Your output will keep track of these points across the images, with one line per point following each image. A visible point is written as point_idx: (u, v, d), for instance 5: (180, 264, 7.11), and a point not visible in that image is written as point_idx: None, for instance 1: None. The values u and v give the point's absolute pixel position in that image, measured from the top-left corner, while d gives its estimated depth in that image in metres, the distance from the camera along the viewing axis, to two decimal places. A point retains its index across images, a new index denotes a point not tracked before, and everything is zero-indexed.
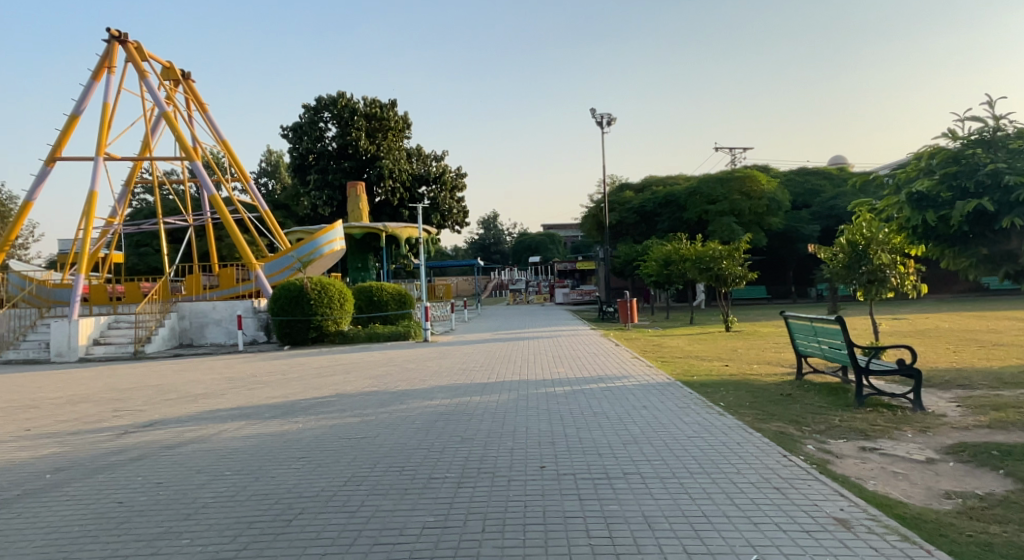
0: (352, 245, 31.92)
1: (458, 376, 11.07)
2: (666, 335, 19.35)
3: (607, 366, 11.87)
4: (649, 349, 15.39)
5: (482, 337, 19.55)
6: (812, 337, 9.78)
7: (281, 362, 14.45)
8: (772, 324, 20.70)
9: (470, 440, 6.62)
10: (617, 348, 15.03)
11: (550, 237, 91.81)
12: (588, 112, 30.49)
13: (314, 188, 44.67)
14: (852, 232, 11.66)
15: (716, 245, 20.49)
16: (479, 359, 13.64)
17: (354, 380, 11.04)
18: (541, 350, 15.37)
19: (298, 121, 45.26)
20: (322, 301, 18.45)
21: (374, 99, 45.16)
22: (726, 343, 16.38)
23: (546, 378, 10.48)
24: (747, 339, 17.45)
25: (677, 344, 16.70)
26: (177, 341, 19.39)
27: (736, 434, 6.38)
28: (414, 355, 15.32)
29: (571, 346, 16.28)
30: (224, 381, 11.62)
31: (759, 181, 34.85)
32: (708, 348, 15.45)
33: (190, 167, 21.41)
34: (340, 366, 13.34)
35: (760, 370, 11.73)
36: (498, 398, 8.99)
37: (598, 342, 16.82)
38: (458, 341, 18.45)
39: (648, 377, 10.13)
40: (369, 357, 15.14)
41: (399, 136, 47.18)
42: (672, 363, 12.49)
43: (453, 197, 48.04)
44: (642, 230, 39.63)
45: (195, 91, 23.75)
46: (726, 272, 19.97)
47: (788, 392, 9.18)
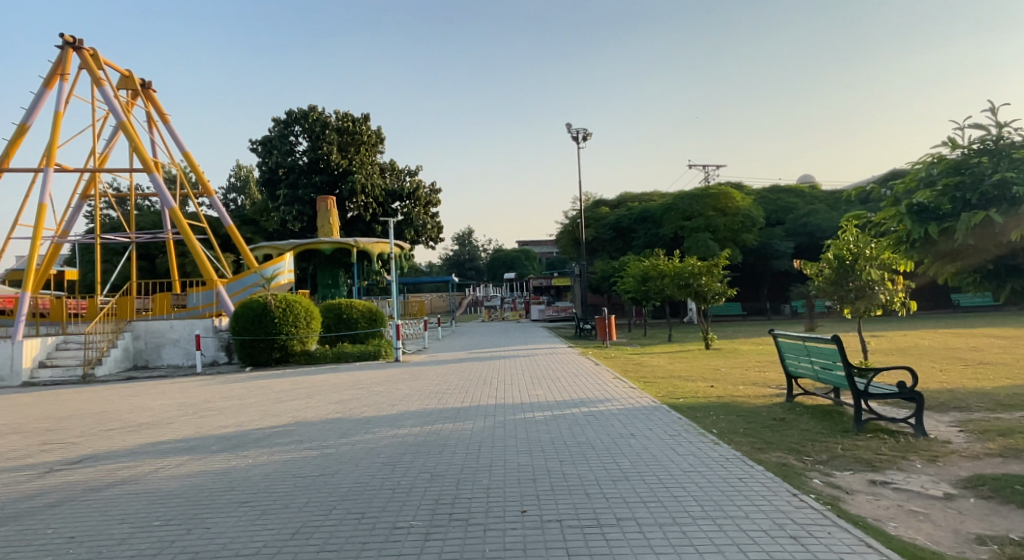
0: (322, 261, 30.91)
1: (429, 400, 10.30)
2: (646, 354, 18.79)
3: (587, 387, 11.19)
4: (631, 368, 14.77)
5: (456, 356, 18.79)
6: (803, 356, 9.23)
7: (241, 385, 13.51)
8: (752, 341, 20.33)
9: (441, 477, 5.88)
10: (597, 368, 14.39)
11: (525, 253, 91.50)
12: (564, 127, 30.20)
13: (284, 203, 43.51)
14: (839, 248, 11.28)
15: (695, 260, 20.13)
16: (452, 381, 12.87)
17: (316, 405, 10.19)
18: (518, 370, 14.68)
19: (268, 134, 44.20)
20: (286, 319, 17.56)
21: (346, 113, 44.38)
22: (708, 362, 15.88)
23: (524, 402, 9.77)
24: (729, 357, 17.00)
25: (659, 363, 16.13)
26: (130, 363, 18.22)
27: (737, 469, 5.76)
28: (383, 376, 14.49)
29: (548, 365, 15.59)
30: (174, 408, 10.66)
31: (734, 198, 34.91)
32: (692, 367, 14.91)
33: (149, 179, 20.37)
34: (304, 389, 12.46)
35: (747, 391, 11.16)
36: (472, 426, 8.27)
37: (577, 361, 16.16)
38: (431, 361, 17.65)
39: (633, 401, 9.50)
40: (336, 379, 14.28)
41: (372, 150, 46.40)
42: (655, 384, 11.87)
43: (427, 213, 47.31)
44: (618, 246, 39.36)
45: (155, 100, 22.73)
46: (705, 288, 19.55)
47: (781, 416, 8.60)
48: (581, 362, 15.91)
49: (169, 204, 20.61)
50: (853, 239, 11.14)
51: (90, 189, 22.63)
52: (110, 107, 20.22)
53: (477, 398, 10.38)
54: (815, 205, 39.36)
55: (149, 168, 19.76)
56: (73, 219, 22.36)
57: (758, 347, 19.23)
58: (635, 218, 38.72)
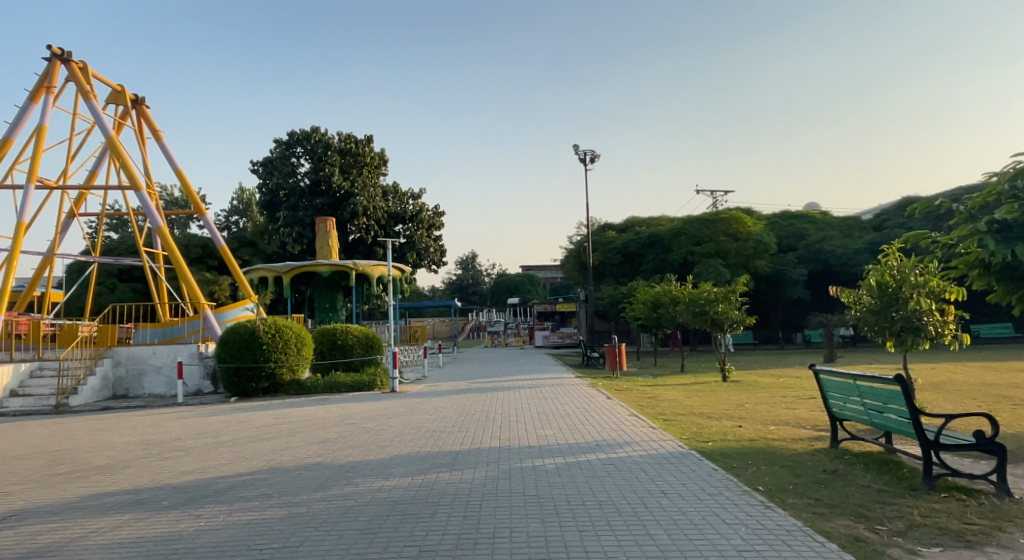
0: (320, 284, 29.87)
1: (424, 441, 9.11)
2: (659, 385, 17.60)
3: (600, 425, 10.02)
4: (646, 403, 13.58)
5: (457, 386, 17.63)
6: (852, 397, 8.09)
7: (222, 418, 12.39)
8: (772, 373, 19.12)
9: (431, 553, 4.65)
10: (609, 402, 13.21)
11: (528, 278, 90.56)
12: (571, 148, 29.44)
13: (284, 225, 42.73)
14: (881, 273, 10.25)
15: (711, 285, 19.05)
16: (452, 416, 11.68)
17: (296, 446, 9.00)
18: (524, 403, 13.50)
19: (270, 155, 43.60)
20: (276, 346, 16.44)
21: (349, 135, 43.80)
22: (729, 396, 14.66)
23: (532, 444, 8.59)
24: (750, 392, 15.81)
25: (675, 396, 14.92)
26: (109, 392, 17.06)
27: (805, 550, 4.54)
28: (377, 409, 13.34)
29: (556, 399, 14.42)
30: (138, 447, 9.47)
31: (746, 222, 33.91)
32: (712, 403, 13.71)
33: (137, 196, 19.49)
34: (288, 424, 11.32)
35: (781, 433, 9.95)
36: (473, 475, 7.05)
37: (588, 394, 14.97)
38: (430, 391, 16.49)
39: (657, 445, 8.29)
40: (326, 411, 13.14)
41: (375, 173, 45.71)
42: (676, 423, 10.65)
43: (429, 236, 46.47)
44: (625, 271, 38.30)
45: (147, 116, 22.22)
46: (722, 316, 18.40)
47: (832, 467, 7.41)
48: (592, 395, 14.71)
49: (158, 223, 19.68)
50: (896, 265, 10.17)
51: (78, 208, 21.81)
52: (98, 122, 19.50)
53: (477, 438, 9.18)
54: (828, 231, 38.35)
55: (137, 185, 18.93)
56: (58, 239, 21.54)
57: (778, 380, 18.03)
58: (644, 242, 37.79)
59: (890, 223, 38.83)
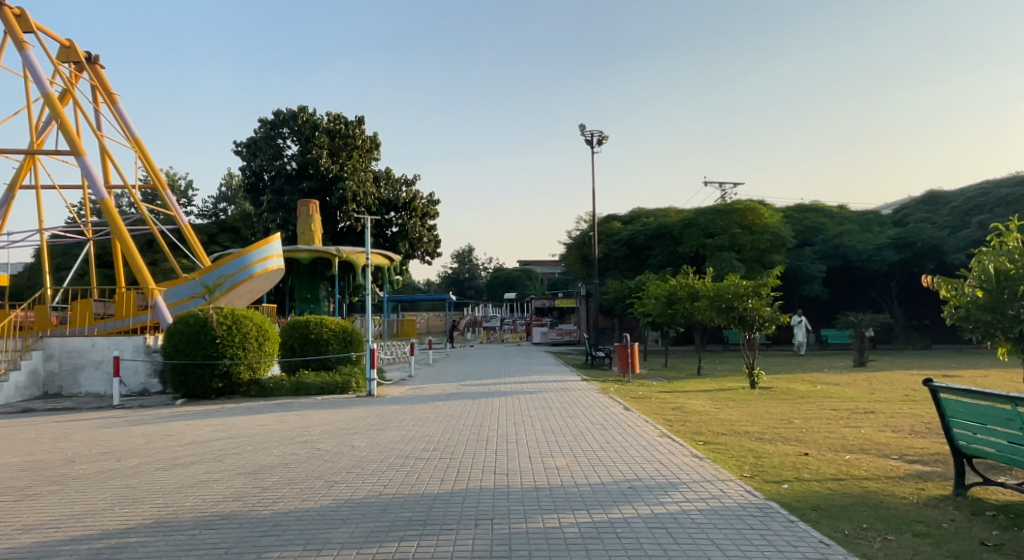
0: (301, 272, 27.32)
1: (392, 476, 6.64)
2: (680, 392, 15.21)
3: (627, 452, 7.64)
4: (673, 416, 11.20)
5: (446, 389, 15.21)
6: (994, 427, 5.66)
7: (149, 430, 9.95)
8: (807, 381, 16.73)
9: None
10: (629, 415, 10.81)
11: (525, 272, 88.39)
12: (577, 128, 26.97)
13: (269, 210, 40.24)
14: (996, 259, 7.80)
15: (740, 278, 16.66)
16: (434, 433, 9.23)
17: (216, 482, 6.56)
18: (524, 415, 11.09)
19: (254, 136, 40.97)
20: (231, 339, 13.95)
21: (339, 115, 41.14)
22: (769, 410, 12.27)
23: (539, 485, 6.13)
24: (790, 403, 13.44)
25: (705, 408, 12.52)
26: (38, 390, 14.62)
27: None
28: (344, 418, 10.94)
29: (564, 408, 11.98)
30: (7, 477, 7.04)
31: (763, 214, 31.57)
32: (752, 417, 11.35)
33: (79, 163, 17.12)
34: (225, 440, 8.89)
35: (865, 465, 7.56)
36: (455, 545, 4.60)
37: (602, 403, 12.56)
38: (413, 395, 14.08)
39: (719, 492, 5.85)
40: (284, 420, 10.75)
41: (366, 156, 43.11)
42: (725, 450, 8.20)
43: (424, 225, 44.01)
44: (631, 264, 35.95)
45: (102, 78, 19.89)
46: (752, 313, 16.03)
47: (987, 536, 4.96)
48: (608, 405, 12.31)
49: (102, 194, 17.28)
50: (1017, 249, 7.69)
51: (20, 178, 19.41)
52: (37, 78, 17.08)
53: (464, 472, 6.72)
54: (847, 226, 36.07)
55: (79, 152, 16.58)
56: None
57: (818, 389, 15.66)
58: (651, 234, 35.37)
59: (913, 218, 36.49)
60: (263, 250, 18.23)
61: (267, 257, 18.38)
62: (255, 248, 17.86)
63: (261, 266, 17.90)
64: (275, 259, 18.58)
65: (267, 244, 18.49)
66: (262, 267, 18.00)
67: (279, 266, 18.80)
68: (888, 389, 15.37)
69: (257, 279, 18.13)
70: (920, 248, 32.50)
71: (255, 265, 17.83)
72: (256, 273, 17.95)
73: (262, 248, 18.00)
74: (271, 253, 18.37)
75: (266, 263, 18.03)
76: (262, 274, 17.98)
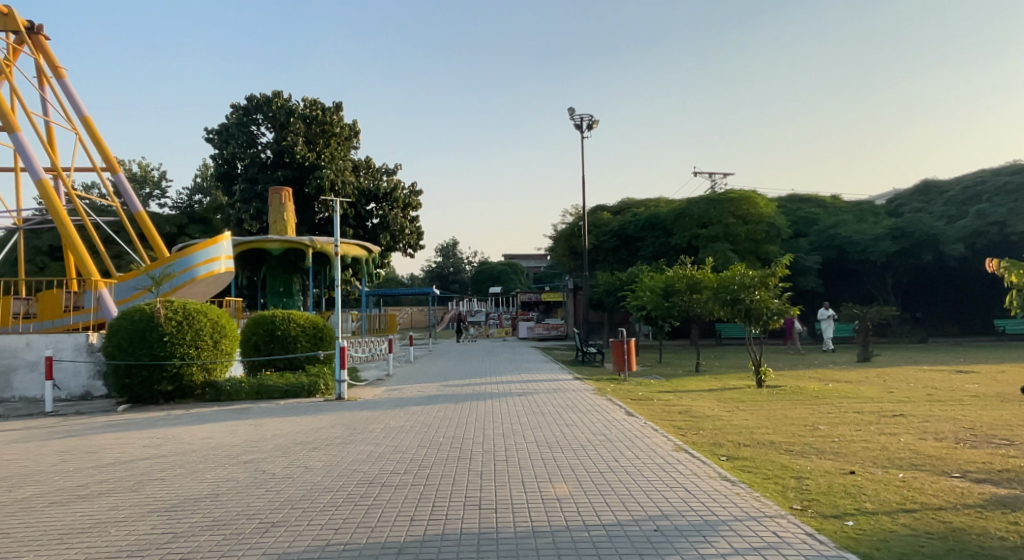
0: (272, 264, 25.59)
1: (347, 514, 5.18)
2: (682, 393, 13.91)
3: (640, 475, 6.28)
4: (681, 422, 9.86)
5: (425, 390, 13.75)
6: None
7: (71, 446, 8.40)
8: (816, 380, 15.55)
9: None
10: (632, 422, 9.42)
11: (511, 266, 87.23)
12: (566, 112, 25.52)
13: (241, 200, 38.46)
14: None
15: (745, 268, 15.36)
16: (407, 448, 7.78)
17: (119, 525, 5.05)
18: (514, 421, 9.66)
19: (225, 122, 39.03)
20: (180, 337, 12.32)
21: (316, 101, 39.28)
22: (786, 413, 10.99)
23: (538, 528, 4.70)
24: (805, 405, 12.17)
25: (714, 412, 11.19)
26: None
27: None
28: (305, 428, 9.45)
29: (558, 413, 10.56)
30: None
31: (757, 203, 30.43)
32: (769, 423, 10.05)
33: (13, 140, 15.37)
34: (153, 460, 7.38)
35: (928, 486, 6.23)
36: None
37: (600, 406, 11.21)
38: (387, 398, 12.60)
39: (773, 536, 4.44)
40: (233, 431, 9.24)
41: (345, 145, 41.30)
42: (755, 468, 6.86)
43: (405, 217, 42.34)
44: (621, 256, 34.64)
45: (47, 49, 18.11)
46: (759, 306, 14.75)
47: None
48: (607, 407, 10.92)
49: (38, 175, 15.53)
50: None
51: None
52: None
53: (440, 508, 5.27)
54: (841, 216, 35.13)
55: (11, 127, 14.84)
56: None
57: (829, 388, 14.45)
58: (641, 224, 34.15)
59: (908, 207, 35.61)
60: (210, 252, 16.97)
61: (212, 259, 17.14)
62: (198, 250, 16.59)
63: (205, 269, 16.68)
64: (220, 263, 17.37)
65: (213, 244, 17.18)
66: (204, 271, 16.77)
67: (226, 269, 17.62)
68: (904, 387, 14.22)
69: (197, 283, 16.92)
70: (918, 238, 31.57)
71: (198, 268, 16.62)
72: (198, 276, 16.72)
73: (208, 250, 16.76)
74: (218, 256, 17.15)
75: (210, 267, 16.79)
76: (205, 278, 16.78)
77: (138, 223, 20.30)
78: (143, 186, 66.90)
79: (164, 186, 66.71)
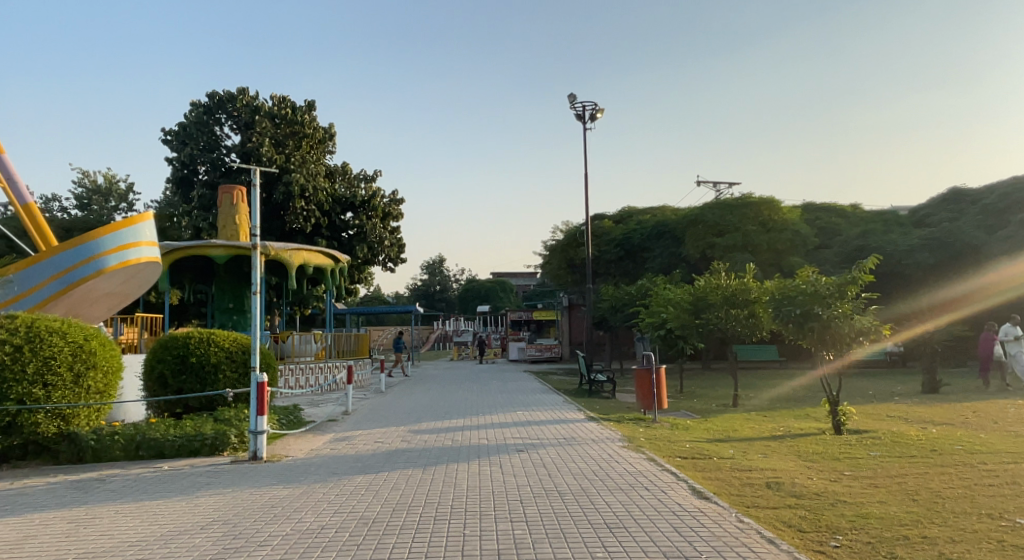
0: (220, 275, 21.58)
1: None
2: (742, 444, 10.10)
3: None
4: (791, 514, 5.98)
5: (386, 441, 9.79)
6: None
7: None
8: (907, 423, 11.78)
9: None
10: (717, 523, 5.49)
11: (500, 285, 83.92)
12: (567, 99, 22.01)
13: (200, 206, 34.51)
14: None
15: (815, 273, 11.70)
16: None
17: None
18: (517, 518, 5.72)
19: (184, 121, 35.16)
20: (17, 369, 8.26)
21: (285, 98, 35.55)
22: (931, 488, 7.20)
23: None
24: (934, 466, 8.39)
25: (816, 484, 7.34)
26: None
27: None
28: (153, 531, 5.47)
29: (586, 492, 6.61)
30: None
31: (779, 209, 27.37)
32: (927, 511, 6.20)
33: None
34: None
35: None
36: None
37: (648, 473, 7.27)
38: (325, 458, 8.58)
39: None
40: (24, 541, 5.26)
41: (319, 148, 37.51)
42: None
43: (385, 227, 38.51)
44: (625, 269, 31.04)
45: None
46: (839, 323, 11.02)
47: None
48: (661, 480, 6.99)
49: None
50: None
51: None
52: None
53: None
54: (866, 226, 31.82)
55: None
56: None
57: (936, 434, 10.69)
58: (648, 234, 30.73)
59: (936, 218, 32.35)
60: (121, 238, 14.32)
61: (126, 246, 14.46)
62: (106, 237, 14.02)
63: (116, 258, 14.08)
64: (137, 250, 14.70)
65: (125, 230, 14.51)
66: (117, 260, 14.13)
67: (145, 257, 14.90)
68: None
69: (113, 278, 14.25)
70: None
71: (107, 257, 13.97)
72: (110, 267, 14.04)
73: (117, 236, 14.20)
74: (130, 242, 14.49)
75: (124, 258, 14.21)
76: (118, 269, 14.14)
77: (28, 220, 15.63)
78: (108, 199, 62.35)
79: (131, 199, 62.36)
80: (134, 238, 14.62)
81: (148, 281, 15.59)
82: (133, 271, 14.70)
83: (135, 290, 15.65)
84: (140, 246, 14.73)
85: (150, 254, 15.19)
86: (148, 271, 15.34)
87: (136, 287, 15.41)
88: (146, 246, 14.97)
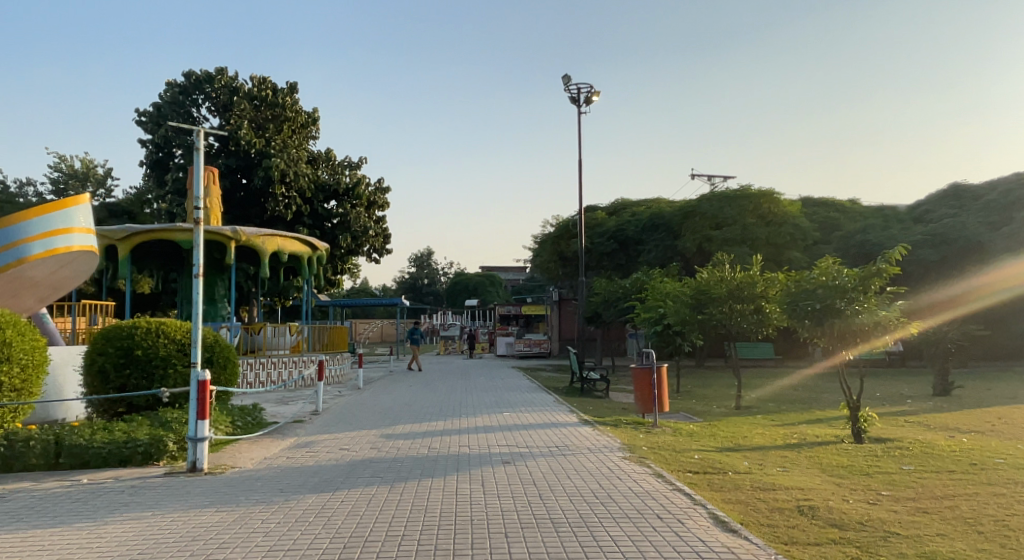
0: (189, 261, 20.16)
1: None
2: (758, 454, 8.98)
3: None
4: (842, 553, 4.79)
5: (353, 449, 8.56)
6: None
7: None
8: (933, 431, 10.69)
9: None
10: None
11: (488, 278, 83.16)
12: (561, 80, 20.79)
13: (175, 191, 32.94)
14: None
15: (835, 263, 10.60)
16: None
17: None
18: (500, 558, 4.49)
19: (159, 101, 33.55)
20: None
21: (265, 79, 33.97)
22: (991, 515, 6.07)
23: None
24: (981, 484, 7.29)
25: (856, 510, 6.18)
26: None
27: None
28: None
29: (586, 520, 5.40)
30: None
31: (780, 201, 26.31)
32: (1004, 549, 5.05)
33: None
34: None
35: None
36: None
37: (659, 495, 6.06)
38: (278, 470, 7.30)
39: None
40: None
41: (302, 133, 36.00)
42: None
43: (369, 217, 37.11)
44: (619, 261, 29.94)
45: None
46: (863, 320, 9.92)
47: None
48: (677, 505, 5.79)
49: None
50: None
51: None
52: None
53: None
54: (866, 221, 30.89)
55: None
56: None
57: (968, 444, 9.62)
58: (643, 226, 29.67)
59: (936, 214, 31.51)
60: (49, 223, 12.79)
61: (55, 232, 12.89)
62: (30, 220, 12.49)
63: (41, 245, 12.54)
64: (69, 235, 13.12)
65: (55, 213, 12.93)
66: (43, 246, 12.58)
67: (77, 245, 13.23)
68: None
69: (38, 268, 12.70)
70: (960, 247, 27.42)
71: (31, 243, 12.43)
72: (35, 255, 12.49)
73: (43, 220, 12.67)
74: (58, 228, 12.90)
75: (50, 244, 12.67)
76: (43, 256, 12.58)
77: None
78: (85, 183, 60.15)
79: (108, 183, 60.24)
80: (64, 224, 13.03)
81: (86, 272, 13.93)
82: (64, 259, 13.12)
83: (71, 281, 14.02)
84: (72, 232, 13.12)
85: (85, 243, 13.52)
86: (83, 261, 13.66)
87: (70, 278, 13.77)
88: (79, 232, 13.28)
